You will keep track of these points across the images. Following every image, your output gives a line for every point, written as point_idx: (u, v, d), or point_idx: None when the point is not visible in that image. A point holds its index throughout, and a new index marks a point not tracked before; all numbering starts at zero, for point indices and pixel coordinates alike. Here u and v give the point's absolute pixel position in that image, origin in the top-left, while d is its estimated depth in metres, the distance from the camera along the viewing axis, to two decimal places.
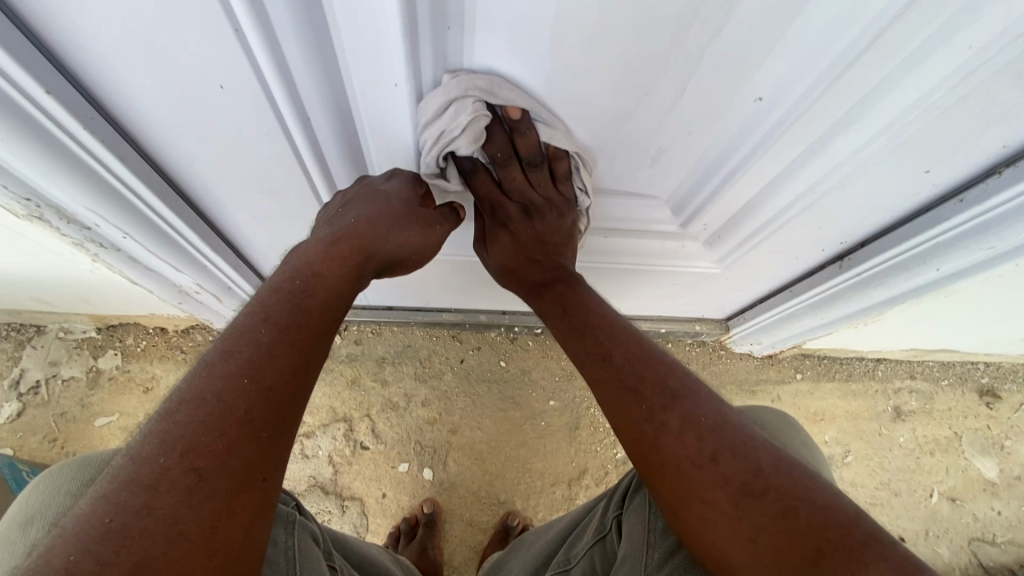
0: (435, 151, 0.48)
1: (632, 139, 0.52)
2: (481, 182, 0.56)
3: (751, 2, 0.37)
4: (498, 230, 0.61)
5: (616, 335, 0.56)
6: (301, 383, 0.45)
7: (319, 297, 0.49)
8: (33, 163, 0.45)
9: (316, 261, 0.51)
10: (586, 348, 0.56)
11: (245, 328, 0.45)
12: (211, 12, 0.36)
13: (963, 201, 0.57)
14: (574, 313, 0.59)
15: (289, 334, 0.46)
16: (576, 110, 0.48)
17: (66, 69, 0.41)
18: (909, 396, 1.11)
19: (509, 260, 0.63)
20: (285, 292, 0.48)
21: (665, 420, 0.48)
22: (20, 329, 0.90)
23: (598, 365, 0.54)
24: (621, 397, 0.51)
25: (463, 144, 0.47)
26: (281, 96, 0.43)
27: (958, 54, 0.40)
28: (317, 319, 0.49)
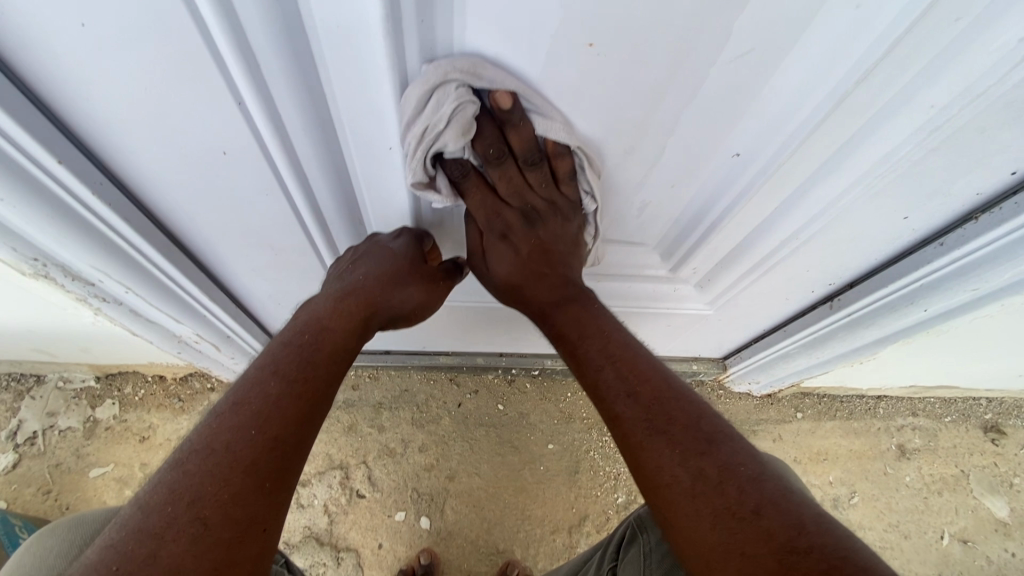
0: (421, 151, 0.42)
1: (644, 133, 0.46)
2: (474, 188, 0.50)
3: (721, 71, 0.40)
4: (498, 241, 0.56)
5: (651, 374, 0.52)
6: (307, 433, 0.46)
7: (326, 348, 0.51)
8: (42, 226, 0.47)
9: (327, 314, 0.53)
10: (610, 384, 0.52)
11: (254, 380, 0.46)
12: (215, 87, 0.38)
13: (943, 245, 0.58)
14: (590, 341, 0.55)
15: (298, 384, 0.47)
16: (576, 98, 0.42)
17: (78, 140, 0.43)
18: (912, 433, 1.09)
19: (513, 273, 0.58)
20: (293, 344, 0.50)
21: (701, 465, 0.44)
22: (20, 379, 0.91)
23: (629, 403, 0.50)
24: (652, 437, 0.47)
25: (451, 140, 0.41)
26: (282, 159, 0.46)
27: (922, 113, 0.43)
28: (325, 369, 0.50)
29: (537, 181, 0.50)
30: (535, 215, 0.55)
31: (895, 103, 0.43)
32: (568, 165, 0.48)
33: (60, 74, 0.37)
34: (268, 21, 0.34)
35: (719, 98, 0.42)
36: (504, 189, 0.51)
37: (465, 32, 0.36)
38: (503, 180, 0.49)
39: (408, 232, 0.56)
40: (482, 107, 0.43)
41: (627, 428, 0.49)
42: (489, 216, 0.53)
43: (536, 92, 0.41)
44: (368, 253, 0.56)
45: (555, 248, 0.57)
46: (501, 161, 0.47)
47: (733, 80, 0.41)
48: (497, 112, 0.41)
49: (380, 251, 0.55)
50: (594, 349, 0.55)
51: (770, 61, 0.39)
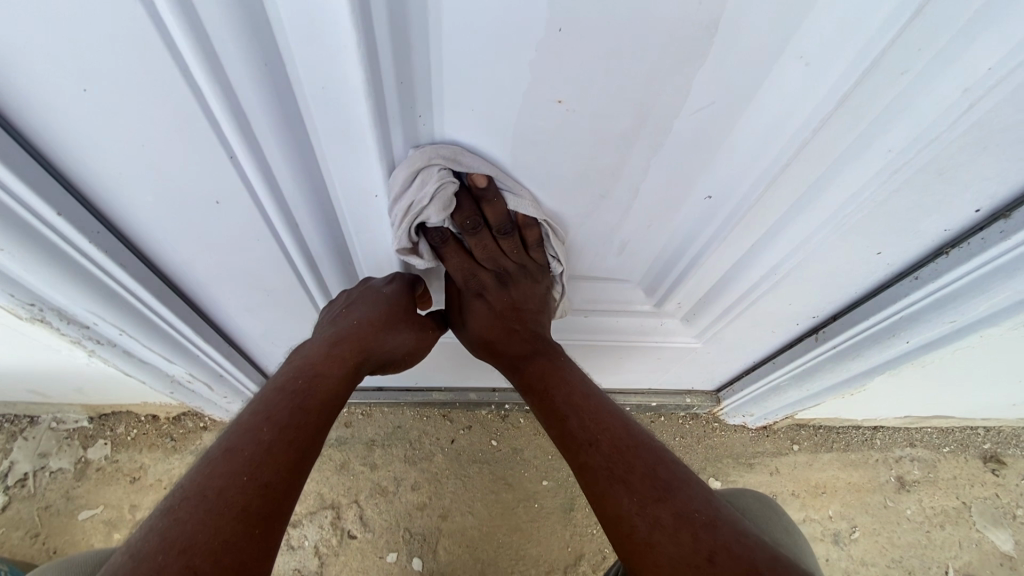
0: (405, 224, 0.47)
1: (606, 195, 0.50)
2: (452, 255, 0.54)
3: (685, 124, 0.42)
4: (474, 301, 0.58)
5: (611, 422, 0.53)
6: (297, 480, 0.46)
7: (320, 393, 0.52)
8: (40, 272, 0.48)
9: (321, 359, 0.54)
10: (572, 434, 0.53)
11: (247, 426, 0.47)
12: (207, 142, 0.40)
13: (918, 278, 0.60)
14: (555, 391, 0.57)
15: (291, 429, 0.48)
16: (539, 178, 0.48)
17: (78, 193, 0.45)
18: (911, 465, 1.08)
19: (486, 332, 0.60)
20: (286, 390, 0.51)
21: (658, 514, 0.46)
22: (14, 420, 0.91)
23: (590, 450, 0.51)
24: (613, 486, 0.48)
25: (433, 215, 0.46)
26: (272, 206, 0.48)
27: (880, 157, 0.45)
28: (318, 414, 0.50)
29: (510, 248, 0.54)
30: (509, 278, 0.58)
31: (854, 148, 0.45)
32: (536, 234, 0.53)
33: (61, 132, 0.39)
34: (258, 84, 0.37)
35: (686, 146, 0.45)
36: (480, 255, 0.55)
37: (443, 90, 0.39)
38: (479, 248, 0.53)
39: (402, 275, 0.58)
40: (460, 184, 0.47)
41: (589, 478, 0.50)
42: (466, 277, 0.56)
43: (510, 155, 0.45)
44: (362, 297, 0.57)
45: (527, 309, 0.59)
46: (477, 231, 0.51)
47: (697, 130, 0.43)
48: (474, 188, 0.47)
49: (374, 297, 0.56)
50: (561, 399, 0.56)
51: (731, 112, 0.42)
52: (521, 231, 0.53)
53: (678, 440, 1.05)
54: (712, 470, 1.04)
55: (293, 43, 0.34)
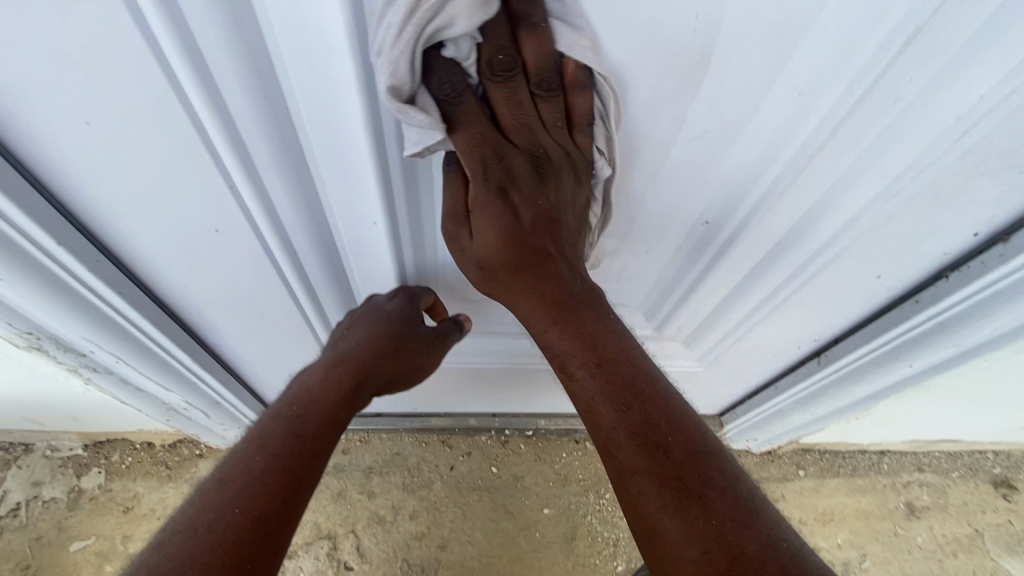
0: (410, 43, 0.32)
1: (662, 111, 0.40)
2: (469, 113, 0.39)
3: (680, 153, 0.43)
4: (493, 196, 0.43)
5: (682, 419, 0.41)
6: (291, 510, 0.45)
7: (316, 422, 0.51)
8: (38, 301, 0.48)
9: (320, 382, 0.54)
10: (630, 423, 0.41)
11: (243, 457, 0.47)
12: (208, 173, 0.41)
13: (919, 301, 0.59)
14: (603, 357, 0.43)
15: (286, 459, 0.47)
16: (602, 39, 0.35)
17: (79, 222, 0.45)
18: (920, 490, 1.06)
19: (504, 248, 0.45)
20: (283, 420, 0.50)
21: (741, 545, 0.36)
22: (7, 448, 0.90)
23: (641, 451, 0.40)
24: (681, 503, 0.38)
25: (457, 19, 0.32)
26: (271, 235, 0.48)
27: (875, 183, 0.45)
28: (315, 444, 0.50)
29: (550, 119, 0.42)
30: (544, 168, 0.43)
31: (848, 175, 0.45)
32: (588, 106, 0.41)
33: (63, 163, 0.40)
34: (259, 117, 0.38)
35: (682, 173, 0.45)
36: (507, 125, 0.41)
37: None
38: (508, 110, 0.41)
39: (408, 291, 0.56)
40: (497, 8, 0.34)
41: (647, 488, 0.39)
42: (485, 158, 0.41)
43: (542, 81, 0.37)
44: (366, 315, 0.56)
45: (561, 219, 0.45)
46: (510, 80, 0.39)
47: (692, 157, 0.44)
48: (517, 5, 0.34)
49: (377, 313, 0.56)
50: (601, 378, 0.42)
51: (725, 139, 0.42)
52: (567, 96, 0.41)
53: None
54: None
55: (294, 77, 0.35)
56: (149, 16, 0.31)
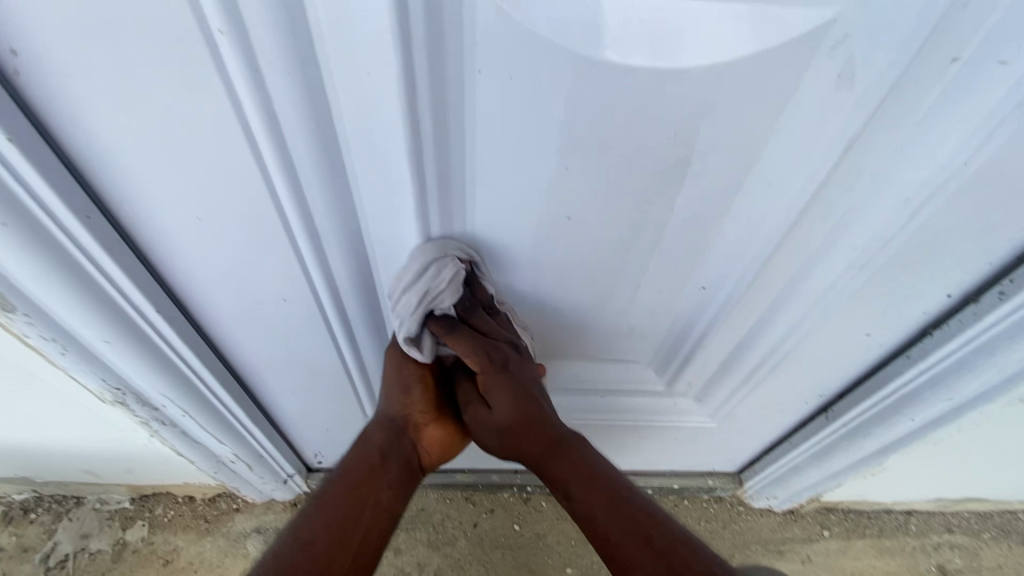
0: (418, 314, 0.51)
1: (647, 214, 0.48)
2: (466, 336, 0.53)
3: (674, 232, 0.51)
4: (497, 380, 0.55)
5: (652, 513, 0.52)
6: (344, 542, 0.53)
7: (370, 504, 0.56)
8: (131, 361, 0.57)
9: (373, 459, 0.59)
10: (614, 525, 0.51)
11: (302, 539, 0.52)
12: (284, 252, 0.50)
13: (910, 356, 0.64)
14: (593, 482, 0.54)
15: (337, 545, 0.53)
16: (602, 189, 0.46)
17: (172, 294, 0.54)
18: (951, 552, 1.04)
19: (514, 414, 0.55)
20: (335, 497, 0.56)
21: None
22: (61, 501, 0.96)
23: (625, 540, 0.50)
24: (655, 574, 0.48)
25: (445, 300, 0.51)
26: (329, 301, 0.57)
27: (848, 253, 0.52)
28: (367, 529, 0.55)
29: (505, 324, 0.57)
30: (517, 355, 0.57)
31: (823, 248, 0.52)
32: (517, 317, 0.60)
33: (172, 249, 0.49)
34: (329, 208, 0.47)
35: (676, 247, 0.52)
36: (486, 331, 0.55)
37: (474, 211, 0.49)
38: (484, 325, 0.55)
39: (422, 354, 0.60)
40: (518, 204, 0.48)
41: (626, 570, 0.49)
42: (485, 358, 0.54)
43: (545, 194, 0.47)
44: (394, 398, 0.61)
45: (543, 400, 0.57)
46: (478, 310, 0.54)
47: (685, 235, 0.51)
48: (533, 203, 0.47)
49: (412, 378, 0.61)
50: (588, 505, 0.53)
51: (713, 221, 0.50)
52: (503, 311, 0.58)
53: (703, 526, 1.04)
54: (740, 557, 1.02)
55: (362, 181, 0.45)
56: (259, 143, 0.41)
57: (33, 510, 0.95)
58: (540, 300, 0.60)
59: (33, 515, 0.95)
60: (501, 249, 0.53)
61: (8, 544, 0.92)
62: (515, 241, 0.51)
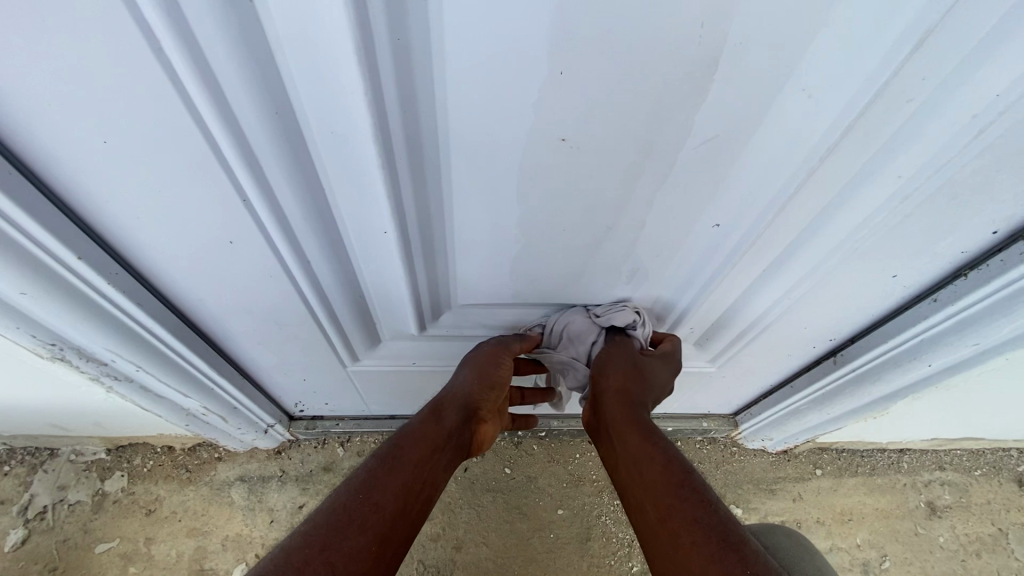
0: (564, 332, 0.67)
1: (659, 131, 0.40)
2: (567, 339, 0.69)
3: (688, 156, 0.42)
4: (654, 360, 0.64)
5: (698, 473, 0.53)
6: (411, 496, 0.54)
7: (429, 482, 0.56)
8: (60, 313, 0.49)
9: (441, 439, 0.60)
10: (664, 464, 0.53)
11: (368, 498, 0.51)
12: (219, 186, 0.41)
13: (937, 300, 0.58)
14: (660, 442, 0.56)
15: (404, 512, 0.52)
16: (610, 97, 0.37)
17: (96, 236, 0.46)
18: (941, 489, 1.04)
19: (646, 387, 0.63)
20: (407, 466, 0.55)
21: (689, 559, 0.44)
22: (34, 453, 0.93)
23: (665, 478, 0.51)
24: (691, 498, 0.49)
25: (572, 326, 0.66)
26: (285, 245, 0.49)
27: (891, 181, 0.44)
28: (424, 506, 0.55)
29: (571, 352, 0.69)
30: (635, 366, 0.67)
31: (861, 176, 0.44)
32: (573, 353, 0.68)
33: (81, 181, 0.40)
34: (268, 131, 0.38)
35: (692, 176, 0.44)
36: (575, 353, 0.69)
37: (449, 131, 0.40)
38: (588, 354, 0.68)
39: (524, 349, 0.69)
40: (501, 122, 0.39)
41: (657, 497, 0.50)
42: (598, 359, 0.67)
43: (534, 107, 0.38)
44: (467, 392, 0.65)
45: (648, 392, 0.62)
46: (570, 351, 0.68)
47: (703, 161, 0.43)
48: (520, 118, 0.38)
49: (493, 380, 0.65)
50: (622, 445, 0.57)
51: (738, 143, 0.41)
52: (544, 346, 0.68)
53: (695, 466, 1.03)
54: (732, 496, 1.01)
55: (303, 90, 0.35)
56: (160, 35, 0.31)
57: (4, 463, 0.92)
58: (531, 242, 0.52)
59: (4, 468, 0.91)
60: (483, 181, 0.44)
61: None
62: (502, 170, 0.43)
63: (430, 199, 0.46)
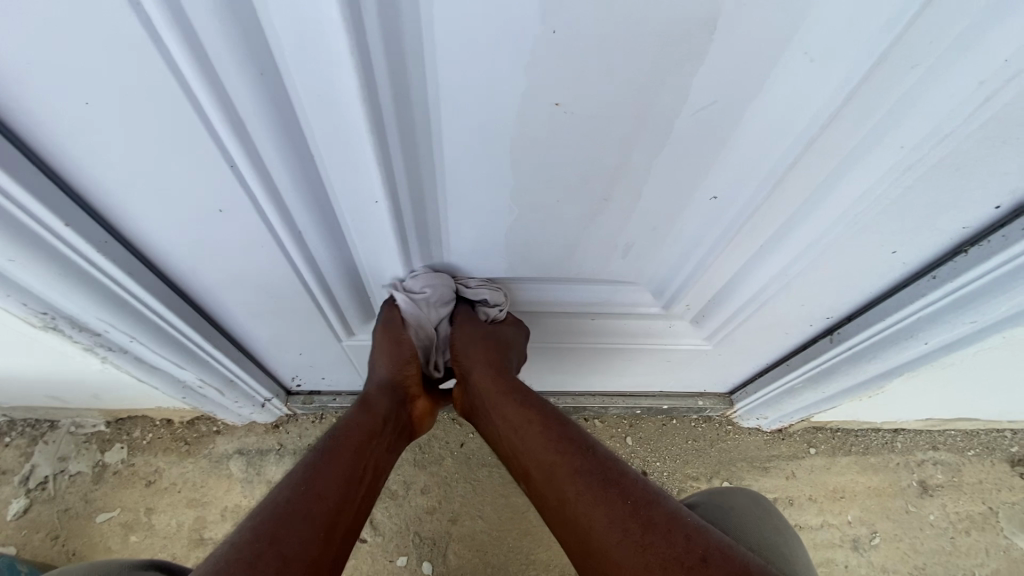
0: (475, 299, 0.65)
1: (655, 95, 0.39)
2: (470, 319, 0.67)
3: (686, 123, 0.41)
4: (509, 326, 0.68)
5: (581, 430, 0.58)
6: (347, 485, 0.54)
7: (371, 466, 0.58)
8: (50, 281, 0.49)
9: (376, 426, 0.61)
10: (540, 426, 0.58)
11: (313, 491, 0.51)
12: (206, 151, 0.40)
13: (936, 277, 0.58)
14: (531, 402, 0.61)
15: (347, 500, 0.53)
16: (605, 60, 0.36)
17: (84, 203, 0.45)
18: (934, 468, 1.05)
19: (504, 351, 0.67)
20: (343, 456, 0.56)
21: (578, 510, 0.50)
22: (35, 425, 0.94)
23: (550, 437, 0.57)
24: (579, 457, 0.54)
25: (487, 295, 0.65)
26: (276, 214, 0.48)
27: (892, 153, 0.43)
28: (366, 490, 0.56)
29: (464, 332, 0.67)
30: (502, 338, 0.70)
31: (861, 146, 0.43)
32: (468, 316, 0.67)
33: (66, 145, 0.40)
34: (256, 95, 0.37)
35: (688, 144, 0.43)
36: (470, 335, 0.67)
37: (440, 95, 0.39)
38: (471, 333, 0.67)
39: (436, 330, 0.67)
40: (494, 87, 0.38)
41: (539, 457, 0.55)
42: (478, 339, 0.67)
43: (528, 70, 0.37)
44: (398, 376, 0.65)
45: (507, 351, 0.67)
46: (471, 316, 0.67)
47: (701, 128, 0.42)
48: (514, 82, 0.37)
49: (409, 362, 0.65)
50: (501, 415, 0.61)
51: (737, 109, 0.40)
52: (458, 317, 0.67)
53: (690, 444, 1.04)
54: (726, 473, 1.02)
55: (288, 49, 0.34)
56: None
57: (5, 434, 0.93)
58: (525, 213, 0.51)
59: (6, 439, 0.92)
60: (476, 149, 0.43)
61: None
62: (494, 137, 0.42)
63: (422, 167, 0.46)
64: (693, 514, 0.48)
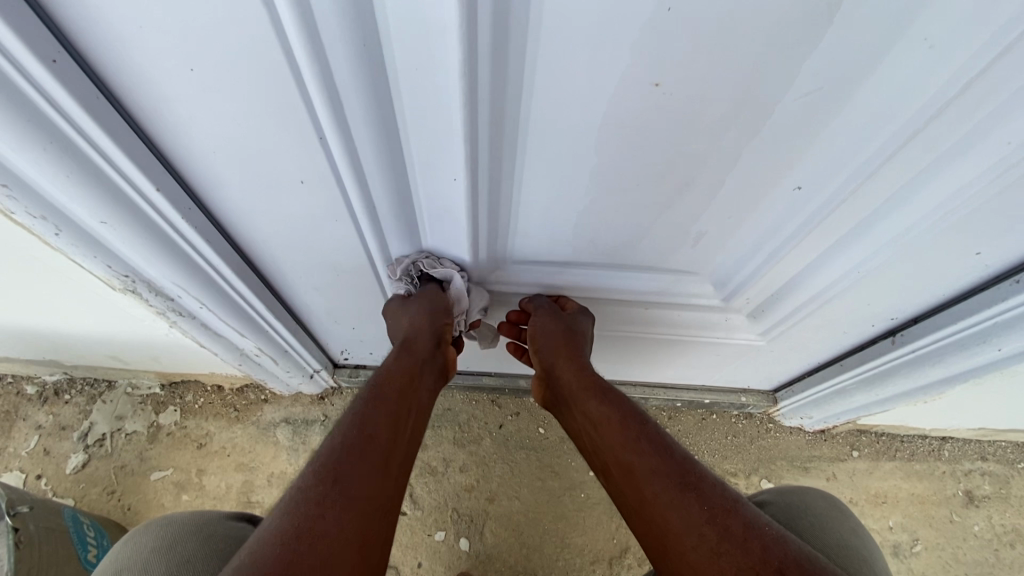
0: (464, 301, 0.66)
1: (760, 79, 0.38)
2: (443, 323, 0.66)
3: (784, 109, 0.40)
4: (583, 314, 0.69)
5: (665, 434, 0.61)
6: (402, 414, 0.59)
7: (414, 406, 0.62)
8: (134, 247, 0.50)
9: (415, 369, 0.64)
10: (623, 424, 0.62)
11: (371, 415, 0.57)
12: (299, 121, 0.41)
13: (1020, 282, 0.56)
14: (618, 402, 0.64)
15: (395, 439, 0.57)
16: (713, 43, 0.35)
17: (173, 170, 0.47)
18: (981, 479, 1.02)
19: (582, 339, 0.68)
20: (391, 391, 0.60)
21: (653, 504, 0.54)
22: (93, 384, 0.98)
23: (629, 436, 0.60)
24: (661, 455, 0.58)
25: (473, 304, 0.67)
26: (355, 190, 0.48)
27: (999, 149, 0.41)
28: (414, 424, 0.61)
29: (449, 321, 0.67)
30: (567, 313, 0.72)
31: (968, 139, 0.41)
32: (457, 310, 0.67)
33: (164, 110, 0.40)
34: (354, 71, 0.37)
35: (784, 129, 0.42)
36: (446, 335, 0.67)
37: (535, 70, 0.38)
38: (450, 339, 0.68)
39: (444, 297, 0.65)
40: (593, 69, 0.37)
41: (619, 455, 0.60)
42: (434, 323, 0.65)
43: (631, 52, 0.36)
44: (435, 317, 0.64)
45: (584, 343, 0.69)
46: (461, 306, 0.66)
47: (799, 112, 0.41)
48: (615, 61, 0.37)
49: (445, 314, 0.65)
50: (584, 411, 0.66)
51: (842, 91, 0.39)
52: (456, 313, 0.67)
53: (729, 439, 1.03)
54: (765, 471, 1.01)
55: (392, 19, 0.34)
56: None
57: (67, 391, 0.97)
58: (602, 197, 0.51)
59: (67, 396, 0.97)
60: (563, 129, 0.43)
61: (46, 422, 0.95)
62: (584, 115, 0.41)
63: (504, 147, 0.45)
64: (772, 524, 0.50)
